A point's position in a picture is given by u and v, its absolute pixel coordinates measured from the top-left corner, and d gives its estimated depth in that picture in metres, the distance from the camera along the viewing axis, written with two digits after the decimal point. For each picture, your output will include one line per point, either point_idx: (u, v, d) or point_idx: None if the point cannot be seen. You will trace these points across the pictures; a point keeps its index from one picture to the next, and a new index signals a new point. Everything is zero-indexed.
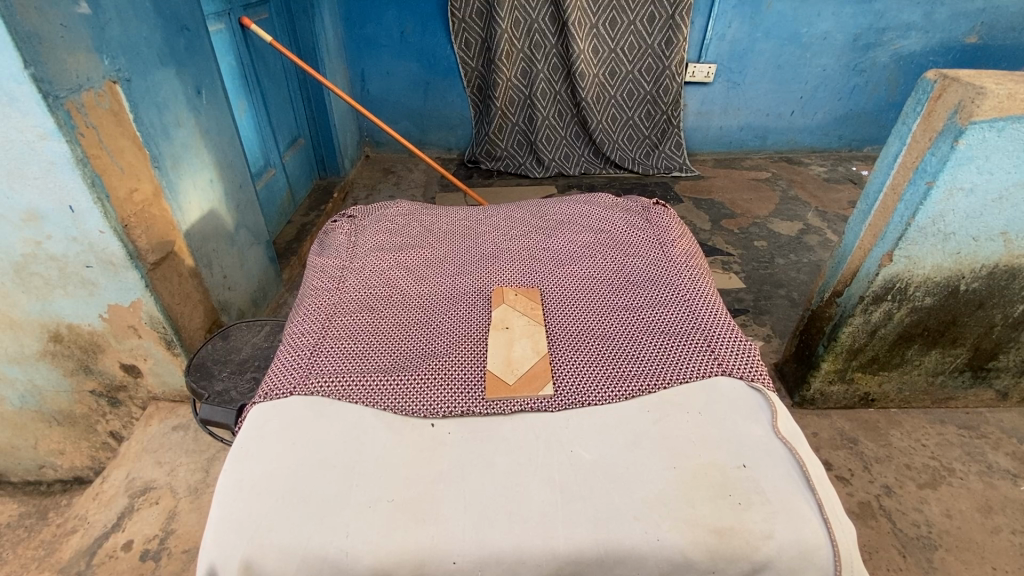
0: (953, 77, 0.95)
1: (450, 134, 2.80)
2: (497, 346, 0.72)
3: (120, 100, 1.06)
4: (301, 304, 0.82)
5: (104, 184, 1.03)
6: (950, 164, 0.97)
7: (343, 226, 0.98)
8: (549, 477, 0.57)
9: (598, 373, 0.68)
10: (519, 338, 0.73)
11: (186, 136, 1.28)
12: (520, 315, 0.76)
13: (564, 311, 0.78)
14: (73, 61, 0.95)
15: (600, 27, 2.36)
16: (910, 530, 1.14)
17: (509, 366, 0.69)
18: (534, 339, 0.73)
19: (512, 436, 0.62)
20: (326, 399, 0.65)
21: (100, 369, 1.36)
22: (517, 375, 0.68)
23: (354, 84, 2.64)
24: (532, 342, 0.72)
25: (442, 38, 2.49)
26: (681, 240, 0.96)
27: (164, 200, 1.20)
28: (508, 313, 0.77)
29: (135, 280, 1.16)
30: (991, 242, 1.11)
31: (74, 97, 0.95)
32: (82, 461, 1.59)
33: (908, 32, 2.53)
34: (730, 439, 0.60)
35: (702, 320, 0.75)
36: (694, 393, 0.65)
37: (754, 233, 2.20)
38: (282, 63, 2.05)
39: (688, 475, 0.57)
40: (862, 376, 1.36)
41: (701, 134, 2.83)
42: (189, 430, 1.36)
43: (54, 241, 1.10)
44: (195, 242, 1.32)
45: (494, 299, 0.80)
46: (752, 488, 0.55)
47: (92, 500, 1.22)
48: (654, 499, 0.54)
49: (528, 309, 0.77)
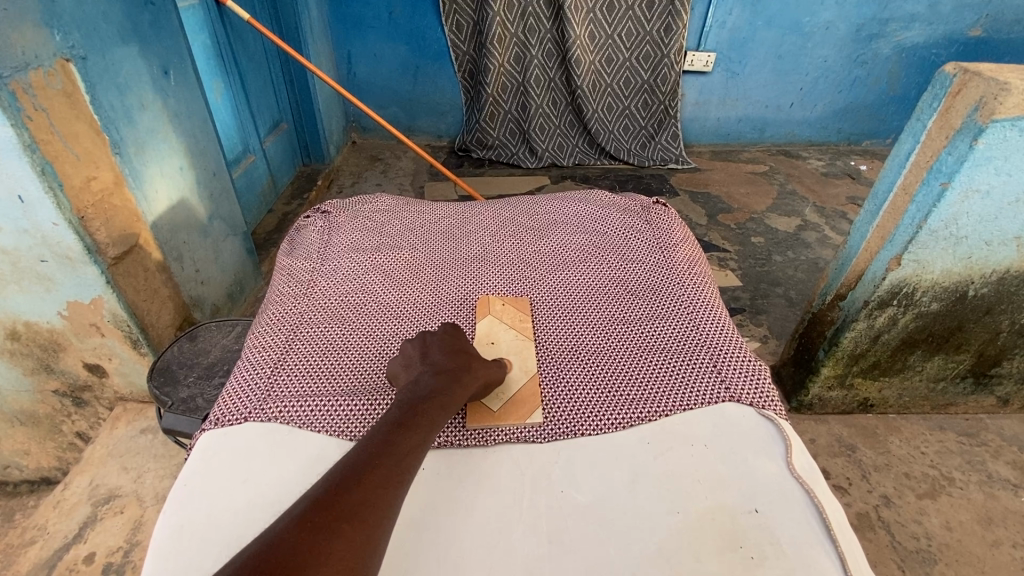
0: (974, 71, 0.89)
1: (440, 121, 2.71)
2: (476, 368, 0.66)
3: (74, 79, 0.97)
4: (265, 311, 0.75)
5: (56, 172, 0.95)
6: (967, 164, 0.91)
7: (317, 223, 0.91)
8: (536, 524, 0.50)
9: (591, 397, 0.62)
10: (507, 359, 0.66)
11: (152, 120, 1.18)
12: (508, 328, 0.69)
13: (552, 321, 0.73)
14: (18, 36, 0.86)
15: (597, 11, 2.27)
16: (909, 543, 1.11)
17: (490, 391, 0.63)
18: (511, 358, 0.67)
19: (494, 472, 0.55)
20: (285, 427, 0.59)
21: (62, 369, 1.28)
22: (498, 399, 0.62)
23: (339, 65, 2.52)
24: (520, 363, 0.66)
25: (433, 20, 2.38)
26: (684, 244, 0.89)
27: (126, 189, 1.11)
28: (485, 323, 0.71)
29: (95, 275, 1.08)
30: (1003, 247, 1.06)
31: (20, 77, 0.87)
32: (49, 461, 1.52)
33: (911, 23, 2.46)
34: (740, 477, 0.54)
35: (707, 337, 0.69)
36: (699, 422, 0.59)
37: (751, 229, 2.14)
38: (261, 42, 1.94)
39: (693, 523, 0.51)
40: (862, 381, 1.31)
41: (698, 125, 2.76)
42: (158, 434, 1.29)
43: (4, 233, 1.01)
44: (162, 234, 1.23)
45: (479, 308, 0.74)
46: (766, 538, 0.49)
47: (53, 508, 1.15)
48: (654, 553, 0.48)
49: (517, 322, 0.71)
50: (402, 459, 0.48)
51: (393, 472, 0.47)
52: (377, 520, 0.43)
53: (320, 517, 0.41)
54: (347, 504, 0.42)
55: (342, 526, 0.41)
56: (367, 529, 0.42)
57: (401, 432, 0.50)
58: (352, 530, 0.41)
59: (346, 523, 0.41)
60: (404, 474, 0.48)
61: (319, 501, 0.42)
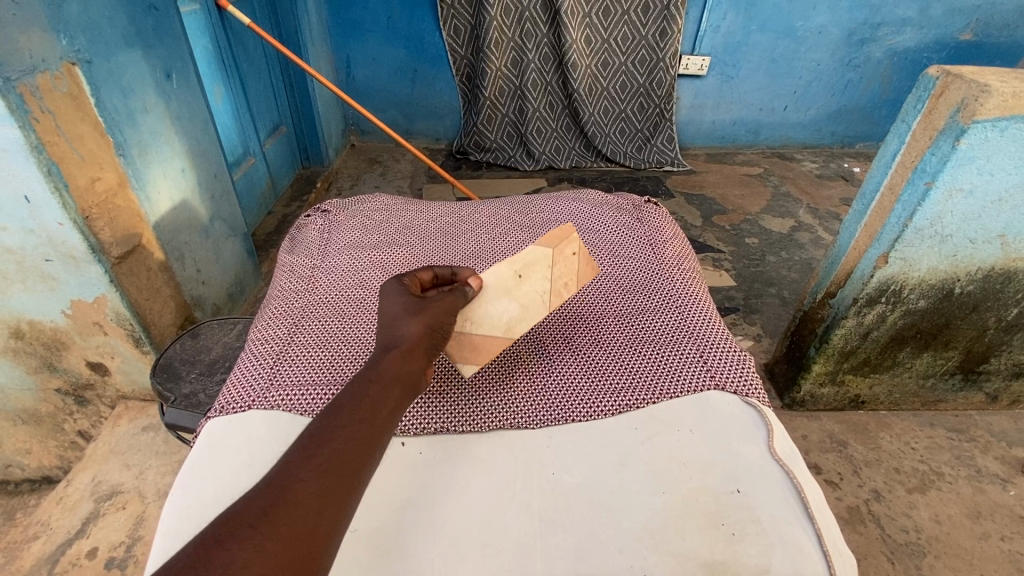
0: (956, 74, 0.92)
1: (438, 124, 2.73)
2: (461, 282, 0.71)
3: (79, 83, 1.00)
4: (267, 305, 0.78)
5: (62, 173, 0.97)
6: (950, 164, 0.94)
7: (317, 221, 0.93)
8: (527, 504, 0.54)
9: (582, 387, 0.66)
10: (514, 299, 0.71)
11: (155, 122, 1.21)
12: (547, 279, 0.71)
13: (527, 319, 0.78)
14: (25, 40, 0.88)
15: (593, 16, 2.30)
16: (899, 536, 1.13)
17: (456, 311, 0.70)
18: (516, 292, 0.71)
19: (487, 456, 0.60)
20: (286, 414, 0.61)
21: (65, 368, 1.30)
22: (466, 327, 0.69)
23: (338, 69, 2.55)
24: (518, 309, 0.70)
25: (431, 24, 2.41)
26: (674, 241, 0.93)
27: (130, 190, 1.13)
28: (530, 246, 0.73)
29: (98, 275, 1.09)
30: (988, 245, 1.08)
31: (27, 80, 0.89)
32: (50, 460, 1.53)
33: (903, 27, 2.50)
34: (724, 460, 0.58)
35: (695, 329, 0.73)
36: (686, 409, 0.63)
37: (745, 230, 2.17)
38: (262, 46, 1.97)
39: (678, 502, 0.54)
40: (852, 378, 1.33)
41: (693, 128, 2.79)
42: (159, 431, 1.31)
43: (10, 233, 1.03)
44: (164, 235, 1.25)
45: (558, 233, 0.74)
46: (747, 516, 0.53)
47: (56, 504, 1.16)
48: (641, 532, 0.52)
49: (559, 278, 0.72)
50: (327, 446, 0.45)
51: (317, 462, 0.43)
52: (292, 517, 0.39)
53: (223, 530, 0.37)
54: (254, 508, 0.39)
55: (249, 534, 0.37)
56: (281, 529, 0.38)
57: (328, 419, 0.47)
58: (260, 534, 0.37)
59: (251, 529, 0.37)
60: (332, 462, 0.44)
61: (227, 512, 0.39)
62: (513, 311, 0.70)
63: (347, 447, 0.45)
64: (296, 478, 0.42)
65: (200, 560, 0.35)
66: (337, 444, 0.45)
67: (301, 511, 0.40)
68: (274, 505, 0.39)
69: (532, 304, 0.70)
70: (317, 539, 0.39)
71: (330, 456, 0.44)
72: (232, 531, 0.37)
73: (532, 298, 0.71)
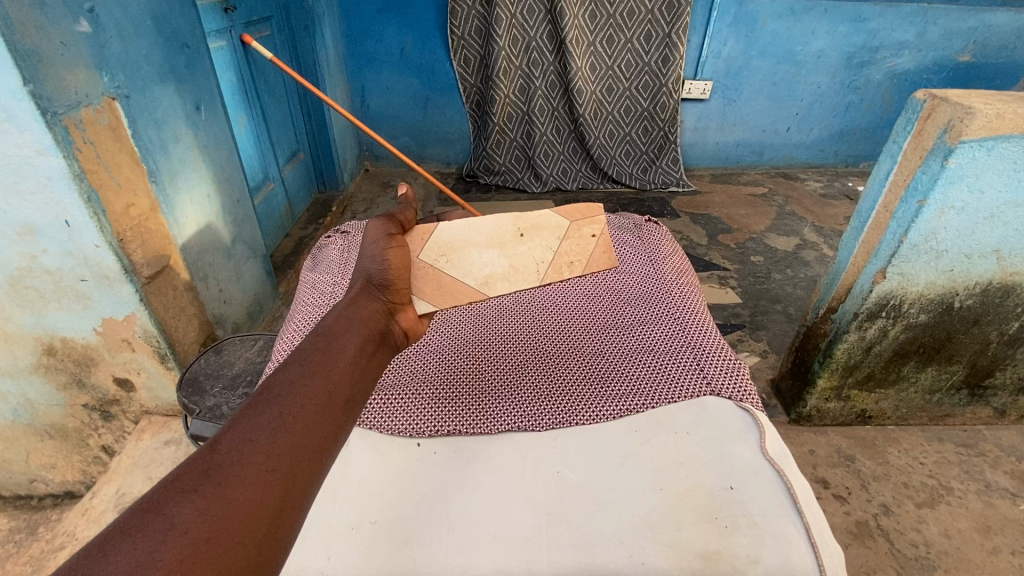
0: (942, 97, 0.96)
1: (448, 149, 2.83)
2: (455, 233, 0.87)
3: (118, 116, 1.08)
4: (292, 318, 0.85)
5: (100, 199, 1.04)
6: (940, 182, 0.98)
7: (337, 242, 1.00)
8: (534, 499, 0.62)
9: (586, 392, 0.75)
10: (504, 252, 0.89)
11: (184, 151, 1.29)
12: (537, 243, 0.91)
13: (518, 330, 0.87)
14: (72, 78, 0.96)
15: (597, 44, 2.39)
16: (908, 551, 1.13)
17: (442, 252, 0.86)
18: (509, 256, 0.90)
19: (497, 456, 0.68)
20: None
21: (93, 384, 1.35)
22: (443, 268, 0.85)
23: (353, 98, 2.66)
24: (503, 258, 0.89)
25: (442, 54, 2.52)
26: (672, 257, 1.01)
27: (161, 215, 1.21)
28: (544, 227, 0.91)
29: (129, 294, 1.16)
30: (984, 260, 1.11)
31: (72, 114, 0.96)
32: (74, 475, 1.58)
33: (901, 50, 2.56)
34: (717, 461, 0.65)
35: (692, 338, 0.81)
36: (683, 414, 0.71)
37: (751, 248, 2.20)
38: (282, 79, 2.08)
39: (673, 498, 0.62)
40: (858, 393, 1.35)
41: (698, 150, 2.86)
42: (181, 445, 1.36)
43: (49, 256, 1.10)
44: (191, 256, 1.32)
45: (586, 214, 0.93)
46: (739, 511, 0.60)
47: (81, 515, 1.21)
48: (638, 523, 0.59)
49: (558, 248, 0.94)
50: (269, 409, 0.50)
51: (262, 425, 0.48)
52: (236, 478, 0.43)
53: (164, 490, 0.41)
54: (196, 473, 0.43)
55: (192, 495, 0.41)
56: (226, 490, 0.42)
57: (274, 388, 0.52)
58: (202, 494, 0.41)
59: (194, 490, 0.41)
60: (276, 424, 0.48)
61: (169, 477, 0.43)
62: (498, 265, 0.89)
63: (293, 411, 0.50)
64: (243, 442, 0.46)
65: (142, 521, 0.38)
66: (283, 407, 0.50)
67: (246, 471, 0.44)
68: (217, 467, 0.43)
69: (518, 260, 0.90)
70: (265, 498, 0.44)
71: (274, 419, 0.49)
72: (175, 491, 0.41)
73: (520, 254, 0.91)
